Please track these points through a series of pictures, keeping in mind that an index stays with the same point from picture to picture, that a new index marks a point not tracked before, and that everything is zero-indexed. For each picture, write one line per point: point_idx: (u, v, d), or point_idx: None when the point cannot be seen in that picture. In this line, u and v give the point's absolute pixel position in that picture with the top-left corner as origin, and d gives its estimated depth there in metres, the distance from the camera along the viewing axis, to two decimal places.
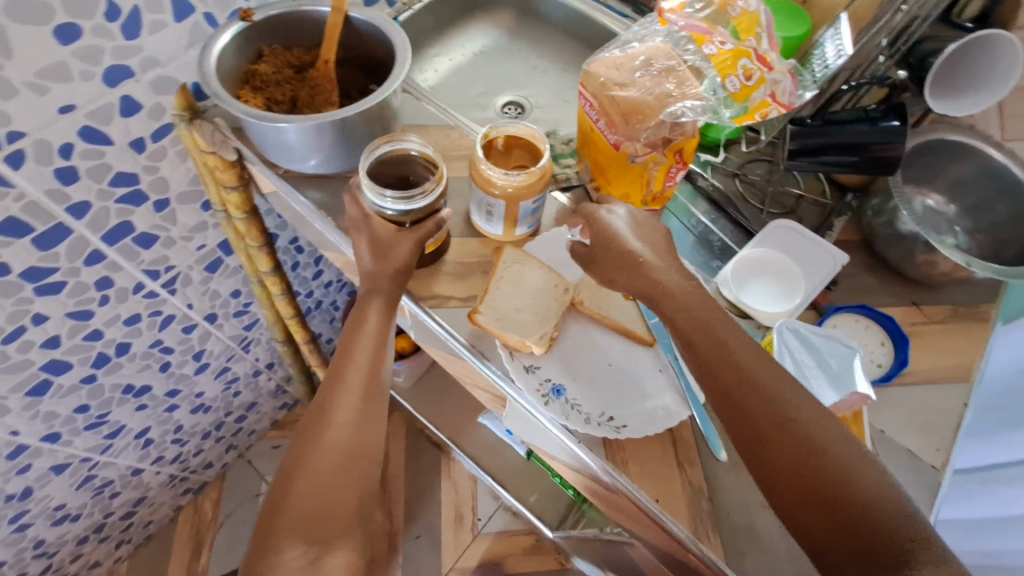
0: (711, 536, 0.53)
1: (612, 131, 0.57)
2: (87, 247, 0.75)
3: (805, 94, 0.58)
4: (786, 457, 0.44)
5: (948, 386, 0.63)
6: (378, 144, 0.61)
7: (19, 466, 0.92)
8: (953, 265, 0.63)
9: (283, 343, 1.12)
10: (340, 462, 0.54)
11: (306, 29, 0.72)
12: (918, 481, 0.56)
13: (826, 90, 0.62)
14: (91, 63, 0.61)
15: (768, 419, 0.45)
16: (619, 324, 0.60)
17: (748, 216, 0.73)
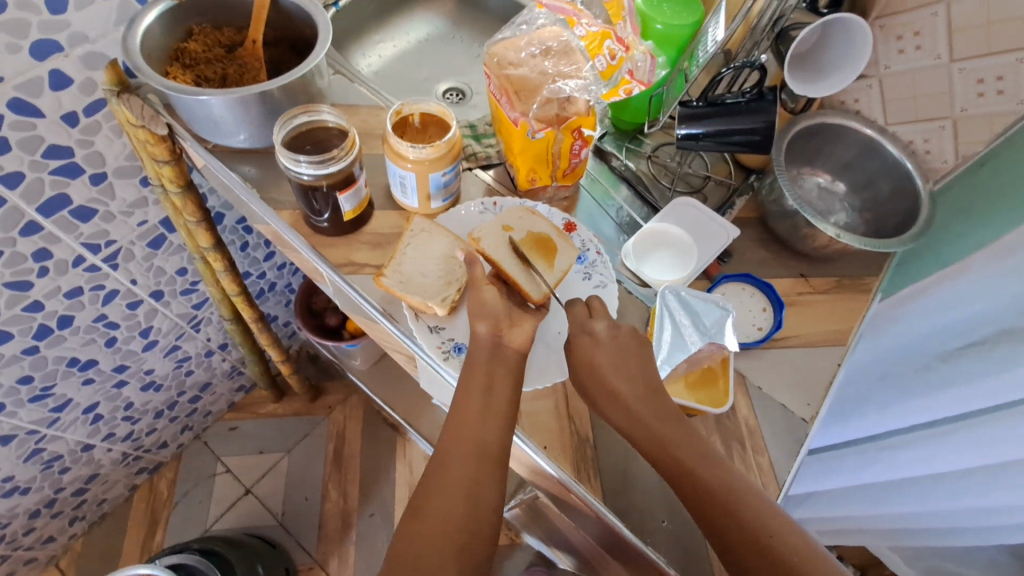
0: (592, 479, 0.58)
1: (511, 108, 0.61)
2: (22, 217, 0.77)
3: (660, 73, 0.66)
4: (693, 472, 0.49)
5: (825, 348, 0.68)
6: (294, 115, 0.65)
7: None
8: (829, 238, 0.69)
9: (231, 321, 1.14)
10: (476, 461, 0.51)
11: (235, 10, 0.75)
12: (790, 431, 0.62)
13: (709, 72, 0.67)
14: (17, 36, 0.64)
15: (687, 442, 0.51)
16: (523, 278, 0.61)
17: (656, 194, 0.78)
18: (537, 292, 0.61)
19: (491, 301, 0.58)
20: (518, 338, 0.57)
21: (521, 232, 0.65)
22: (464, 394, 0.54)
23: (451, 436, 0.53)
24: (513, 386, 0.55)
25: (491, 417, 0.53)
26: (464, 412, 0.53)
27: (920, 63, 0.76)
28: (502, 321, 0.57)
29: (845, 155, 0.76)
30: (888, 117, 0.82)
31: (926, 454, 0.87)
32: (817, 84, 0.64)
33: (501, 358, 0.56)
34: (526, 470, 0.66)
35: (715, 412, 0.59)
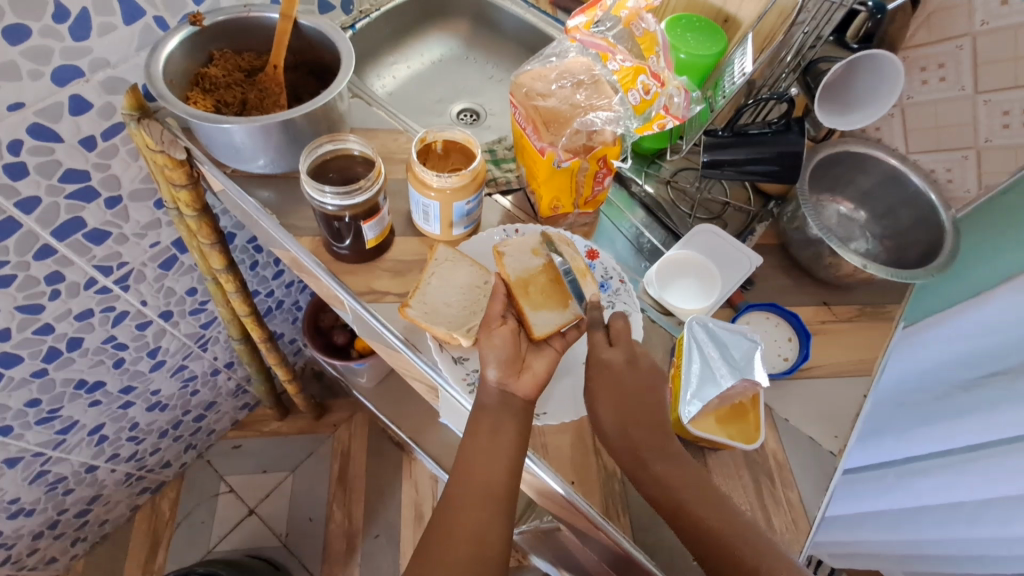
0: (621, 515, 0.56)
1: (538, 139, 0.61)
2: (36, 241, 0.76)
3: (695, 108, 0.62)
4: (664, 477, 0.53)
5: (850, 379, 0.68)
6: (320, 143, 0.65)
7: None
8: (853, 268, 0.69)
9: (240, 341, 1.12)
10: (484, 505, 0.53)
11: (255, 34, 0.75)
12: (819, 465, 0.61)
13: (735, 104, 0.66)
14: (38, 62, 0.63)
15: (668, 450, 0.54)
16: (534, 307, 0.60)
17: (677, 220, 0.77)
18: (543, 327, 0.59)
19: (504, 345, 0.56)
20: (524, 388, 0.56)
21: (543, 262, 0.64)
22: (473, 437, 0.55)
23: (461, 478, 0.54)
24: (521, 432, 0.55)
25: (497, 464, 0.53)
26: (473, 457, 0.54)
27: (942, 94, 0.77)
28: (513, 368, 0.55)
29: (866, 184, 0.77)
30: (909, 146, 0.82)
31: (949, 481, 0.87)
32: (861, 115, 0.62)
33: (510, 407, 0.55)
34: (551, 505, 0.65)
35: (747, 449, 0.58)
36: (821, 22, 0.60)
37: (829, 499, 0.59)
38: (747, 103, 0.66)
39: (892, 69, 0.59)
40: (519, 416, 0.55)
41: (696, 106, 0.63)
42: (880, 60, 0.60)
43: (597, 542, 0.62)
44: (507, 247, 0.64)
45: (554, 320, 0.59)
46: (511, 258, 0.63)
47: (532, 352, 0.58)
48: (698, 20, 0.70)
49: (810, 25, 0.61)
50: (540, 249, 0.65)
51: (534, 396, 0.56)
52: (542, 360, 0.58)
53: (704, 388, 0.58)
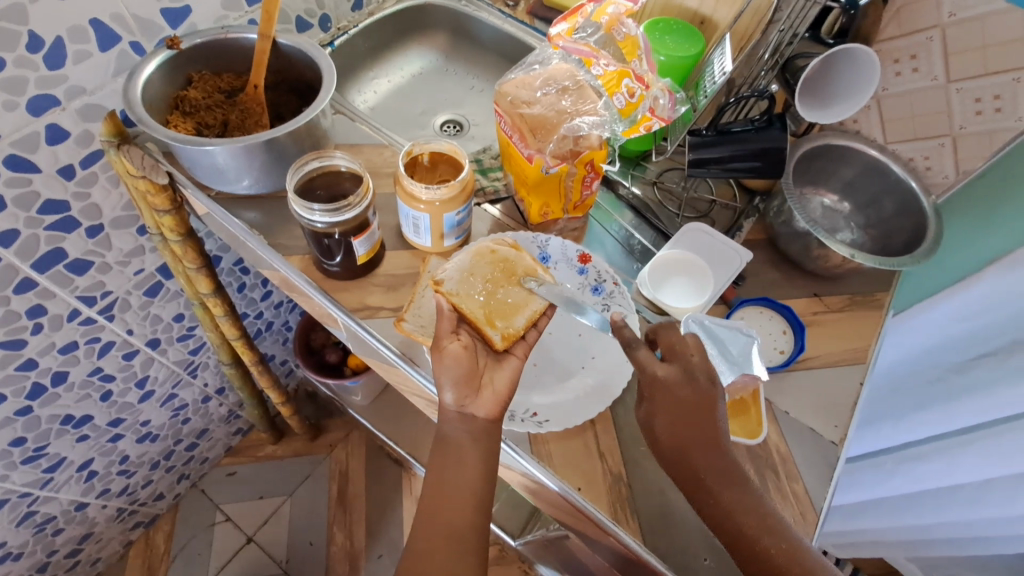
0: (630, 519, 0.56)
1: (525, 146, 0.62)
2: (16, 274, 0.74)
3: (681, 108, 0.62)
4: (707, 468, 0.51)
5: (846, 368, 0.68)
6: (306, 160, 0.64)
7: None
8: (842, 258, 0.70)
9: (230, 365, 1.10)
10: (451, 544, 0.52)
11: (234, 56, 0.75)
12: (823, 456, 0.61)
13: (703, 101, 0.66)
14: (13, 92, 0.62)
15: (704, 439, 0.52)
16: (484, 323, 0.58)
17: (665, 220, 0.78)
18: (504, 336, 0.58)
19: (458, 366, 0.55)
20: (483, 407, 0.55)
21: (487, 269, 0.62)
22: (436, 473, 0.55)
23: (428, 518, 0.54)
24: (484, 459, 0.55)
25: (464, 498, 0.54)
26: (439, 487, 0.55)
27: (917, 84, 0.79)
28: (470, 389, 0.55)
29: (848, 175, 0.78)
30: (888, 136, 0.84)
31: (950, 464, 0.89)
32: (847, 103, 0.62)
33: (470, 430, 0.55)
34: (560, 513, 0.64)
35: (751, 443, 0.59)
36: (797, 18, 0.62)
37: (832, 490, 0.60)
38: (729, 102, 0.67)
39: (871, 66, 0.60)
40: (483, 438, 0.55)
41: (685, 106, 0.63)
42: (858, 58, 0.61)
43: (604, 547, 0.62)
44: (445, 270, 0.61)
45: (511, 326, 0.59)
46: (451, 280, 0.60)
47: (491, 366, 0.57)
48: (676, 23, 0.71)
49: (784, 18, 0.62)
50: (484, 256, 0.62)
51: (497, 414, 0.56)
52: (502, 370, 0.57)
53: None
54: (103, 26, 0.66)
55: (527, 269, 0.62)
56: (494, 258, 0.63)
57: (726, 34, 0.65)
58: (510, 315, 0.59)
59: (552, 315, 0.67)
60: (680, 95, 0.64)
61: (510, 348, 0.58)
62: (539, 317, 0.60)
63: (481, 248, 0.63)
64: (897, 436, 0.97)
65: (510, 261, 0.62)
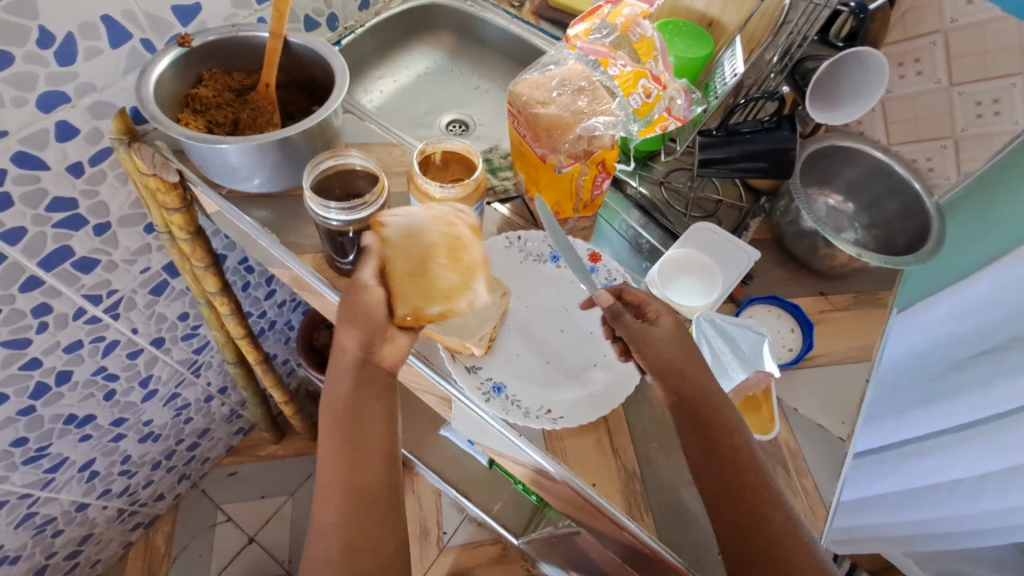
0: (646, 515, 0.57)
1: (538, 146, 0.63)
2: (22, 273, 0.74)
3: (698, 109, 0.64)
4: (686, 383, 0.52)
5: (853, 365, 0.70)
6: (322, 159, 0.64)
7: None
8: (849, 257, 0.71)
9: (235, 364, 1.09)
10: (361, 511, 0.47)
11: (245, 54, 0.75)
12: (832, 452, 0.62)
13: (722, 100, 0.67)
14: (22, 88, 0.62)
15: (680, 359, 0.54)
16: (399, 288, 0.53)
17: (672, 220, 0.79)
18: (412, 313, 0.53)
19: (365, 313, 0.51)
20: (389, 358, 0.52)
21: (437, 236, 0.56)
22: (336, 437, 0.49)
23: (328, 487, 0.48)
24: (389, 411, 0.51)
25: (366, 459, 0.49)
26: (340, 452, 0.49)
27: (920, 87, 0.82)
28: (375, 340, 0.51)
29: (852, 175, 0.80)
30: (892, 138, 0.88)
31: (952, 458, 0.91)
32: (867, 89, 0.62)
33: (371, 379, 0.51)
34: (572, 508, 0.65)
35: (762, 440, 0.58)
36: (806, 22, 0.63)
37: (841, 485, 0.61)
38: (740, 103, 0.67)
39: (881, 66, 0.61)
40: (386, 391, 0.52)
41: (700, 106, 0.64)
42: (865, 61, 0.62)
43: (614, 540, 0.63)
44: (394, 216, 0.56)
45: (423, 304, 0.53)
46: (395, 228, 0.55)
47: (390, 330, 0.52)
48: (685, 24, 0.72)
49: (796, 25, 0.63)
50: (438, 221, 0.57)
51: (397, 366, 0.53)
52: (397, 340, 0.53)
53: (718, 383, 0.58)
54: (114, 22, 0.66)
55: (469, 264, 0.57)
56: (447, 229, 0.57)
57: (736, 35, 0.65)
58: (433, 294, 0.54)
59: (563, 313, 0.67)
60: (696, 94, 0.64)
61: (412, 326, 0.53)
62: (456, 311, 0.55)
63: (442, 212, 0.58)
64: (899, 432, 0.99)
65: (458, 246, 0.57)
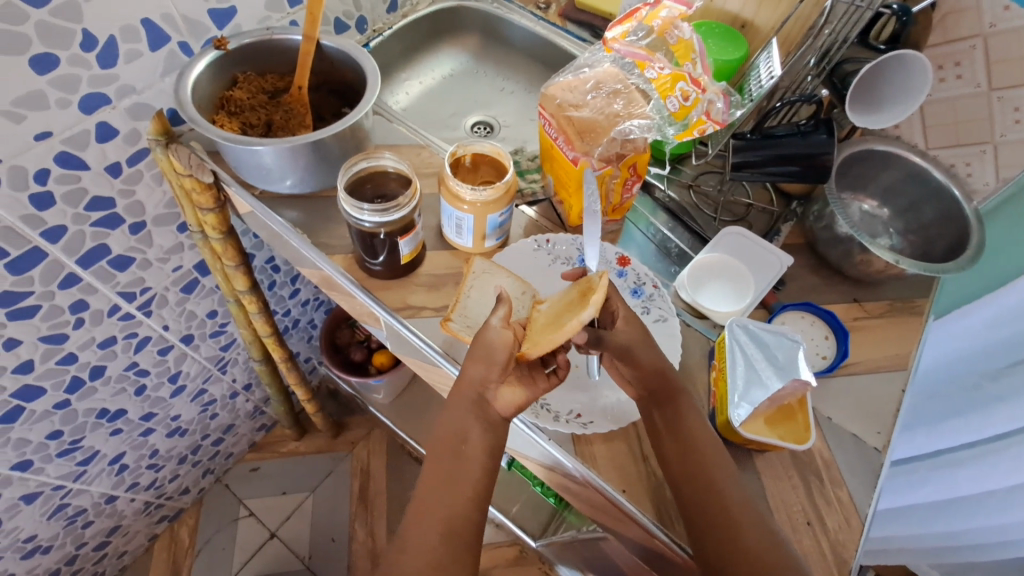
0: (677, 524, 0.56)
1: (570, 148, 0.62)
2: (62, 270, 0.75)
3: (737, 112, 0.62)
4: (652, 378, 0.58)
5: (889, 374, 0.68)
6: (355, 161, 0.65)
7: None
8: (885, 263, 0.70)
9: (261, 361, 1.11)
10: (443, 539, 0.50)
11: (278, 56, 0.76)
12: (867, 463, 0.61)
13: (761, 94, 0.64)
14: (67, 90, 0.64)
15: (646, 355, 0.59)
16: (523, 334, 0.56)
17: (702, 224, 0.78)
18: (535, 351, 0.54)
19: (489, 352, 0.54)
20: (504, 405, 0.55)
21: (573, 294, 0.59)
22: (437, 461, 0.54)
23: (420, 506, 0.52)
24: (489, 452, 0.54)
25: (461, 494, 0.52)
26: (436, 475, 0.53)
27: (959, 91, 0.81)
28: (492, 381, 0.54)
29: (888, 180, 0.78)
30: (930, 142, 0.86)
31: (988, 469, 0.89)
32: (908, 86, 0.60)
33: (483, 418, 0.54)
34: (597, 513, 0.65)
35: (797, 449, 0.56)
36: (845, 25, 0.62)
37: (876, 497, 0.60)
38: (776, 105, 0.66)
39: (923, 68, 0.59)
40: (493, 432, 0.55)
41: (739, 109, 0.62)
42: (906, 64, 0.60)
43: (637, 544, 0.63)
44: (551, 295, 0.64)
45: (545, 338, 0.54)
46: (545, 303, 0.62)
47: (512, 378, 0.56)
48: (717, 26, 0.72)
49: (836, 29, 0.63)
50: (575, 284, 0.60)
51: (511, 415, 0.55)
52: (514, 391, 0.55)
53: (751, 391, 0.57)
54: (154, 26, 0.67)
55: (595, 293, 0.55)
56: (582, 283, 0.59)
57: (771, 37, 0.64)
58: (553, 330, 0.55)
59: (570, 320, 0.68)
60: (734, 97, 0.63)
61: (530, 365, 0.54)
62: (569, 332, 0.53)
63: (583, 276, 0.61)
64: (932, 442, 0.96)
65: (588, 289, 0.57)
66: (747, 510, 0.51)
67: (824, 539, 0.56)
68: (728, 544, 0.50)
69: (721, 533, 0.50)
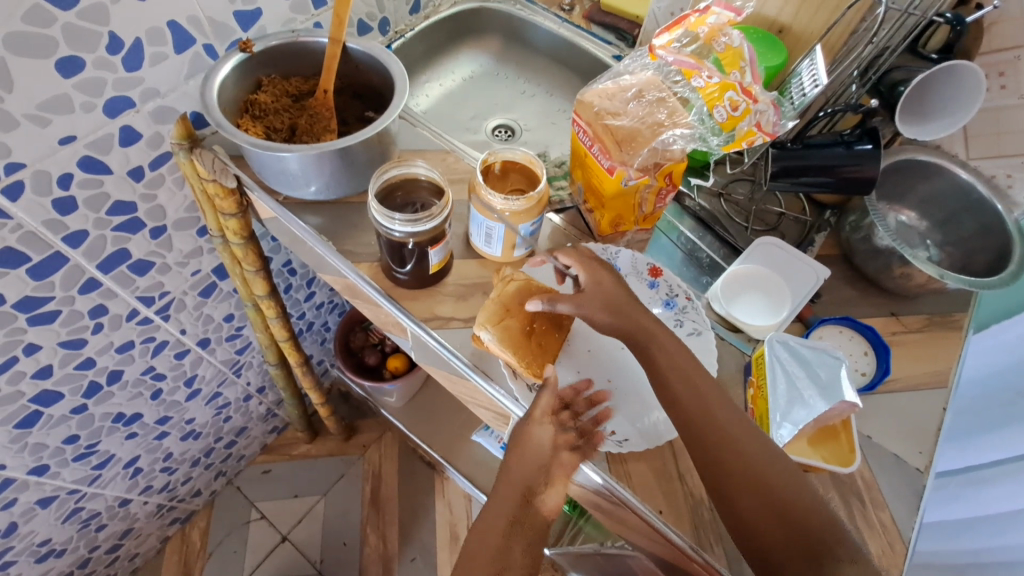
0: (713, 544, 0.55)
1: (607, 157, 0.60)
2: (82, 275, 0.74)
3: (787, 123, 0.60)
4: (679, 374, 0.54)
5: (930, 392, 0.66)
6: (387, 168, 0.63)
7: (5, 501, 0.90)
8: (927, 278, 0.68)
9: (276, 365, 1.10)
10: None
11: (303, 59, 0.74)
12: (909, 484, 0.59)
13: (802, 100, 0.62)
14: (92, 94, 0.62)
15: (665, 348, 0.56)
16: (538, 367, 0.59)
17: (733, 233, 0.76)
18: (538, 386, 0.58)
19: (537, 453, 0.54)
20: (551, 501, 0.55)
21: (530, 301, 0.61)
22: (480, 535, 0.54)
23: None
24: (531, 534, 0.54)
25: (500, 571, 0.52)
26: (476, 549, 0.53)
27: (1001, 101, 0.79)
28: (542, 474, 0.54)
29: (926, 191, 0.76)
30: (970, 152, 0.84)
31: None
32: (959, 86, 0.60)
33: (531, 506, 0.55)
34: (627, 530, 0.64)
35: (842, 472, 0.55)
36: (893, 34, 0.61)
37: (919, 520, 0.58)
38: (820, 115, 0.64)
39: (976, 83, 0.58)
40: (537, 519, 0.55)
41: (789, 121, 0.60)
42: (958, 77, 0.60)
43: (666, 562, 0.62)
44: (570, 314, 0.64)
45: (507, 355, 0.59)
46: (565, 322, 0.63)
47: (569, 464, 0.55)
48: (755, 31, 0.70)
49: (885, 37, 0.62)
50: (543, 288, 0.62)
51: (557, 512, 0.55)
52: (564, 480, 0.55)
53: (794, 410, 0.56)
54: (180, 28, 0.66)
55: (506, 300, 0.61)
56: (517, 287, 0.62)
57: (816, 44, 0.62)
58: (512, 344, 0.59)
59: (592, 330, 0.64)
60: (785, 109, 0.61)
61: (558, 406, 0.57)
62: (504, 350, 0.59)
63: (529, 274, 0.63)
64: None
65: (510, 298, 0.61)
66: (801, 508, 0.49)
67: None
68: (785, 529, 0.49)
69: (772, 515, 0.49)
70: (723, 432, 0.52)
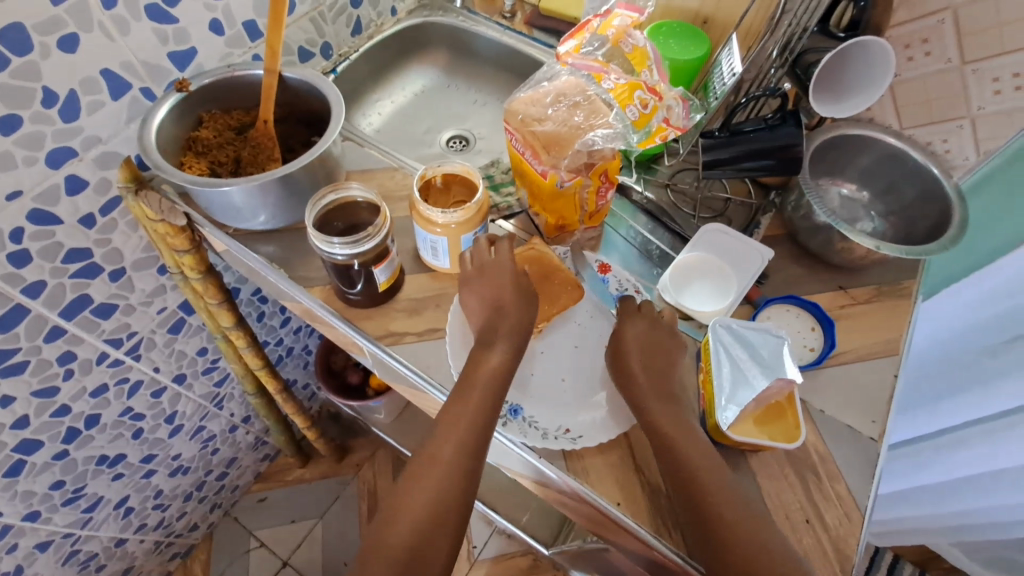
0: (673, 533, 0.56)
1: (538, 161, 0.62)
2: (46, 323, 0.75)
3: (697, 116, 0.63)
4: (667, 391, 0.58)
5: (880, 361, 0.67)
6: (323, 194, 0.65)
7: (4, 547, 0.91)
8: (867, 249, 0.69)
9: (255, 394, 1.11)
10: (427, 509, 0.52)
11: (242, 92, 0.76)
12: (862, 454, 0.60)
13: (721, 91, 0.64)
14: (32, 148, 0.63)
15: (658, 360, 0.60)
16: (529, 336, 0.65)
17: (680, 222, 0.77)
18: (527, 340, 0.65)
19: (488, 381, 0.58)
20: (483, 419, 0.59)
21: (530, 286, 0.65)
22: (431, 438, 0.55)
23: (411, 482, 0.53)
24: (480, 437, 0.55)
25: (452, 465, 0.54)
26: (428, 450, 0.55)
27: (928, 68, 0.81)
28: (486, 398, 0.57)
29: (865, 163, 0.77)
30: (903, 121, 0.88)
31: (994, 444, 0.88)
32: (869, 63, 0.62)
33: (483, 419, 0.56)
34: (597, 525, 0.64)
35: (790, 448, 0.56)
36: (805, 14, 0.63)
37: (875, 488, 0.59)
38: (742, 101, 0.65)
39: (883, 60, 0.60)
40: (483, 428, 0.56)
41: (698, 114, 0.63)
42: (867, 54, 0.61)
43: (635, 554, 0.63)
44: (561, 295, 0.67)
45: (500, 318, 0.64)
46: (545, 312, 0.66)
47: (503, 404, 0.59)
48: (678, 24, 0.71)
49: (795, 19, 0.63)
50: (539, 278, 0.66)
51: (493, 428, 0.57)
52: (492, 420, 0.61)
53: (739, 393, 0.57)
54: (114, 75, 0.67)
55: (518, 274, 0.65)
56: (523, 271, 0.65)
57: (732, 34, 0.65)
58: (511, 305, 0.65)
59: (576, 329, 0.67)
60: (694, 102, 0.64)
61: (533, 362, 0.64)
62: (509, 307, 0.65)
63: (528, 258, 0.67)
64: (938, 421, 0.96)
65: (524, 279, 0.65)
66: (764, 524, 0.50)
67: (825, 536, 0.55)
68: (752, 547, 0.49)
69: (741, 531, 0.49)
70: (696, 457, 0.53)
